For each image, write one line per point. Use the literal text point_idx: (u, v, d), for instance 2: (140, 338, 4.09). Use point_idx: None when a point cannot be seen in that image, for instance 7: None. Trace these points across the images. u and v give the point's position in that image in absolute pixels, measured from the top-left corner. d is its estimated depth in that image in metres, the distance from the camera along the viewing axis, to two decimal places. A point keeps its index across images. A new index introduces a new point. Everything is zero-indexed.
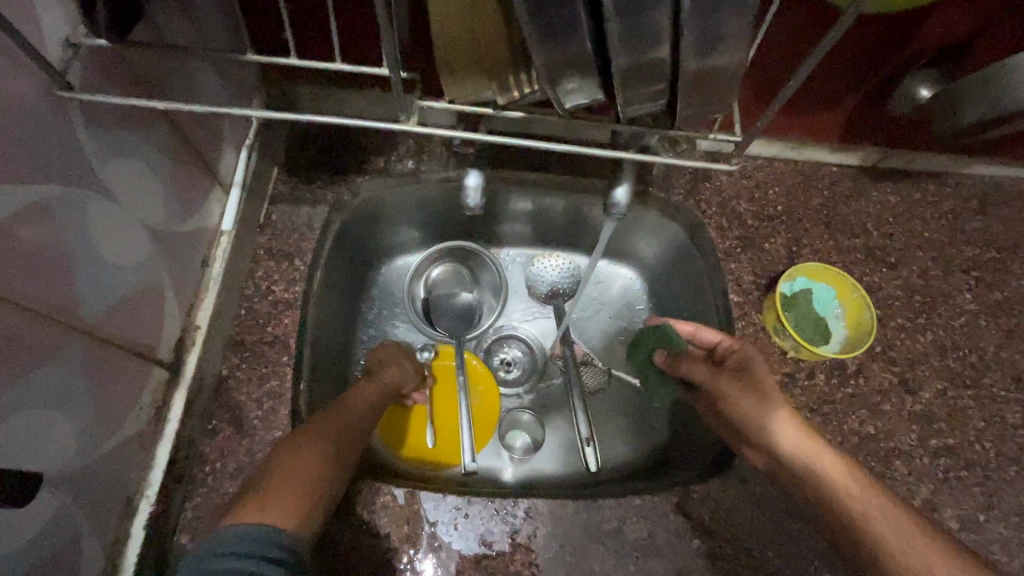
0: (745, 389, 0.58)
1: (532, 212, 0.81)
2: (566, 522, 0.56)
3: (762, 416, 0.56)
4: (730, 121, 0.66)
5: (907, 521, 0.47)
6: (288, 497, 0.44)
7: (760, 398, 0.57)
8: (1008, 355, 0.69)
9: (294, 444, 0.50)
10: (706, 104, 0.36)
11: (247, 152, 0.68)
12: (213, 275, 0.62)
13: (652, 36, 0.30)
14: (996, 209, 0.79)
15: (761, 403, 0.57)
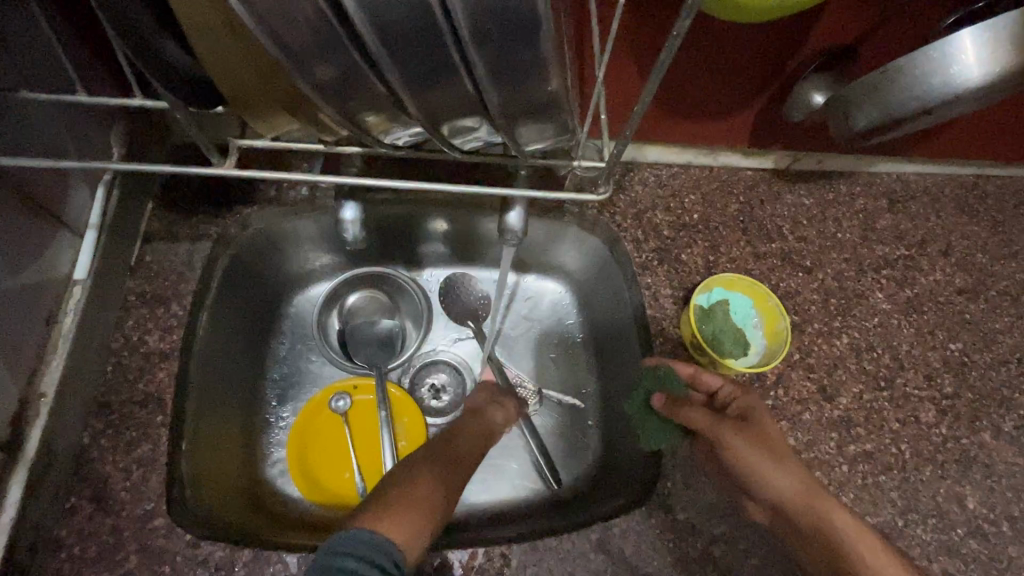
0: (760, 445, 0.53)
1: (448, 232, 0.76)
2: (477, 572, 0.53)
3: (776, 474, 0.52)
4: (611, 125, 0.61)
5: None
6: (419, 507, 0.46)
7: (775, 456, 0.53)
8: (920, 352, 0.70)
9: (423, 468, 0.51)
10: (553, 112, 0.33)
11: (109, 186, 0.60)
12: (64, 331, 0.54)
13: (448, 74, 0.29)
14: (903, 207, 0.79)
15: (776, 459, 0.53)
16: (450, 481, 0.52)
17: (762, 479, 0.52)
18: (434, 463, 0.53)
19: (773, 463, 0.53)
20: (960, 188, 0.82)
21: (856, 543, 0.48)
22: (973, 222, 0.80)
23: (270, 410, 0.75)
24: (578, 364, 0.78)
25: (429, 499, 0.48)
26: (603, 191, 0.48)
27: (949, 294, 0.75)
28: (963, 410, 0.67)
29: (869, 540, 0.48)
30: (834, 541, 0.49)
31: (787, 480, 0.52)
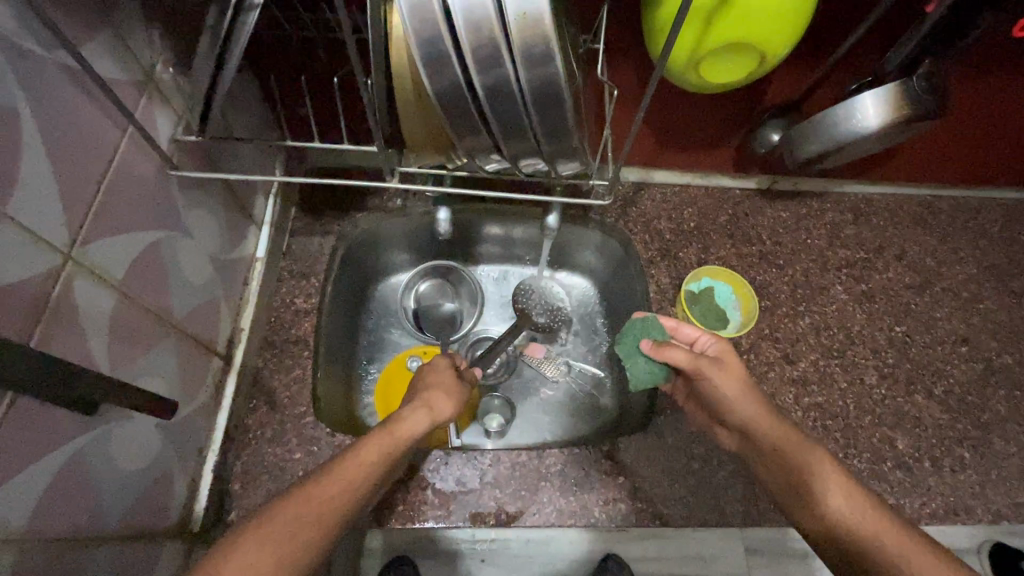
0: (734, 379, 0.67)
1: (499, 236, 1.00)
2: (521, 465, 0.75)
3: (737, 399, 0.66)
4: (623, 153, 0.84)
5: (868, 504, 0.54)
6: (320, 516, 0.46)
7: (741, 385, 0.67)
8: (869, 332, 0.89)
9: (338, 465, 0.50)
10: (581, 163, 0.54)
11: (273, 195, 0.87)
12: (251, 292, 0.80)
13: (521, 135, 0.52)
14: (866, 219, 0.98)
15: (742, 386, 0.67)
16: (361, 481, 0.50)
17: (732, 403, 0.66)
18: (353, 455, 0.51)
19: (743, 389, 0.67)
20: (916, 205, 1.00)
21: (806, 464, 0.59)
22: (926, 232, 0.98)
23: (361, 366, 0.96)
24: (596, 342, 1.00)
25: (329, 512, 0.47)
26: (608, 199, 0.68)
27: (900, 288, 0.93)
28: (902, 376, 0.85)
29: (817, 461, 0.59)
30: (793, 463, 0.60)
31: (745, 403, 0.66)
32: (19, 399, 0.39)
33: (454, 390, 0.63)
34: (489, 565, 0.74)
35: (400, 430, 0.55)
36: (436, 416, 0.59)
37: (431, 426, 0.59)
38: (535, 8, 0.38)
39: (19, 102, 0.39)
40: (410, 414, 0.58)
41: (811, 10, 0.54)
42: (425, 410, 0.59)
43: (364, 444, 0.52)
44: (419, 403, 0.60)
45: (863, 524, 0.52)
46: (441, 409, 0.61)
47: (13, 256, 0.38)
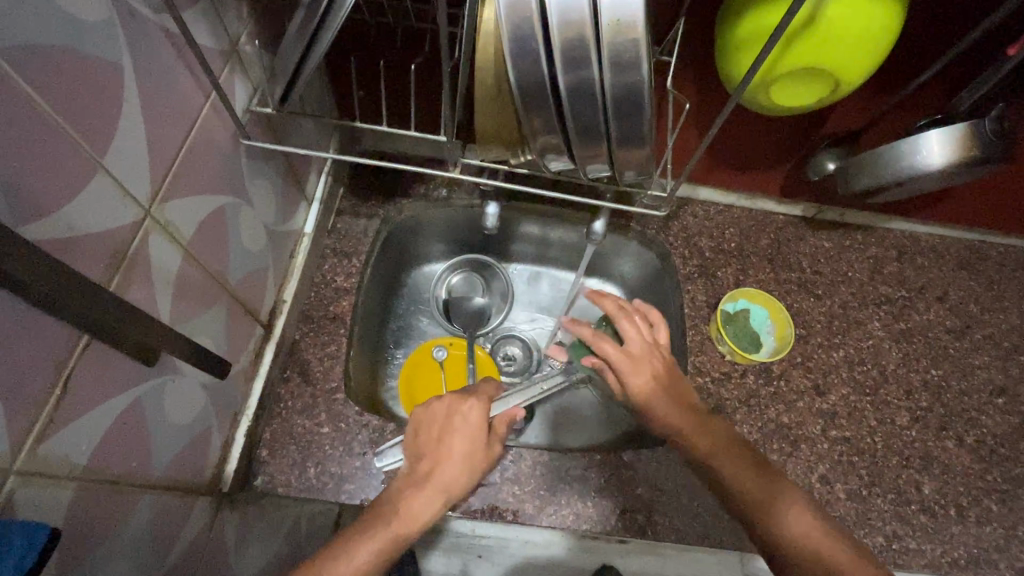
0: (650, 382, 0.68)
1: (538, 237, 0.98)
2: (542, 465, 0.76)
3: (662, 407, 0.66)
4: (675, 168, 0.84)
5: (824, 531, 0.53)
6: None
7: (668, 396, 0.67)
8: (904, 372, 0.87)
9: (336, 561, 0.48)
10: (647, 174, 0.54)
11: (325, 173, 0.89)
12: (297, 265, 0.82)
13: None
14: (910, 258, 0.96)
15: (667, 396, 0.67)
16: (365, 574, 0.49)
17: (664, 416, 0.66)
18: (349, 549, 0.49)
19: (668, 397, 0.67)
20: (962, 248, 0.98)
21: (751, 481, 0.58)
22: (971, 277, 0.96)
23: (388, 351, 0.97)
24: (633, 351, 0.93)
25: None
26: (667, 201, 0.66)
27: (939, 331, 0.91)
28: (933, 420, 0.84)
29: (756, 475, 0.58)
30: (734, 476, 0.58)
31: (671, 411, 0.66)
32: (95, 343, 0.41)
33: (476, 461, 0.58)
34: (484, 563, 0.74)
35: (406, 521, 0.53)
36: (448, 495, 0.56)
37: (442, 509, 0.55)
38: (631, 16, 0.39)
39: (126, 61, 0.40)
40: (420, 497, 0.55)
41: (892, 41, 0.54)
42: (435, 490, 0.55)
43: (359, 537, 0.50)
44: (429, 478, 0.56)
45: (821, 546, 0.52)
46: (456, 485, 0.56)
47: (105, 204, 0.40)
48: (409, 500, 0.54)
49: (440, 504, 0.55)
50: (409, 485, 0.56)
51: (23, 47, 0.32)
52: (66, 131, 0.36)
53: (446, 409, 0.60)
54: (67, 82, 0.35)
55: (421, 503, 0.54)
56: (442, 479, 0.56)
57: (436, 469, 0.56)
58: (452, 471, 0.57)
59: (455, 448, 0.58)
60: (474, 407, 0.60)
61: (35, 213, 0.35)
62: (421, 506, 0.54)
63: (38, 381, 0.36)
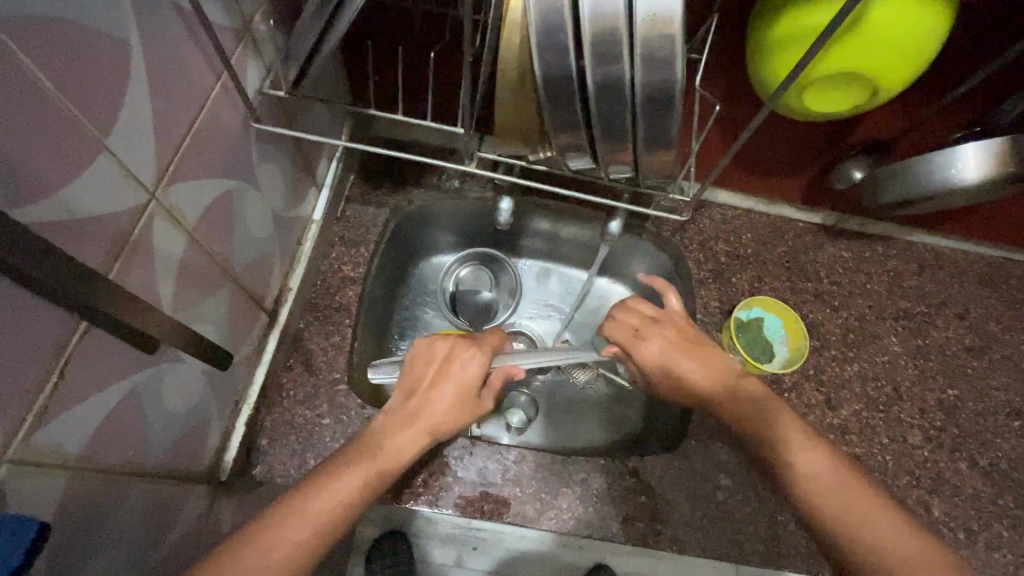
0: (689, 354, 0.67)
1: (549, 233, 0.95)
2: (545, 467, 0.74)
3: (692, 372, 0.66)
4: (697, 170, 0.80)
5: (858, 490, 0.50)
6: (297, 543, 0.44)
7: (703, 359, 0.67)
8: (919, 390, 0.85)
9: (316, 495, 0.46)
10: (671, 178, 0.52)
11: (336, 159, 0.87)
12: (304, 253, 0.81)
13: None
14: (931, 272, 0.94)
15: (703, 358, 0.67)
16: (344, 505, 0.47)
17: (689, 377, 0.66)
18: (330, 479, 0.48)
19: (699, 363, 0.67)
20: (986, 265, 0.95)
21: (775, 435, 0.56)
22: (993, 295, 0.93)
23: (392, 342, 0.92)
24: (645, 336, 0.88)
25: (310, 538, 0.45)
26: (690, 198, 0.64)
27: (958, 349, 0.89)
28: (947, 441, 0.82)
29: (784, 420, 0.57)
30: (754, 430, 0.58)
31: (696, 369, 0.66)
32: (93, 330, 0.39)
33: (467, 407, 0.57)
34: (481, 556, 0.74)
35: (390, 458, 0.51)
36: (434, 433, 0.54)
37: (425, 446, 0.54)
38: (667, 11, 0.36)
39: (135, 37, 0.39)
40: (406, 433, 0.53)
41: (937, 47, 0.51)
42: (422, 429, 0.54)
43: (341, 468, 0.49)
44: (417, 416, 0.54)
45: (848, 506, 0.49)
46: (442, 428, 0.55)
47: (107, 187, 0.39)
48: (396, 434, 0.53)
49: (424, 442, 0.54)
50: (397, 419, 0.54)
51: (23, 17, 0.30)
52: (69, 110, 0.34)
53: (444, 350, 0.58)
54: (71, 57, 0.34)
55: (408, 438, 0.53)
56: (431, 418, 0.54)
57: (425, 410, 0.55)
58: (444, 409, 0.55)
59: (448, 391, 0.56)
60: (473, 354, 0.58)
61: (35, 195, 0.33)
62: (409, 440, 0.53)
63: (33, 368, 0.35)
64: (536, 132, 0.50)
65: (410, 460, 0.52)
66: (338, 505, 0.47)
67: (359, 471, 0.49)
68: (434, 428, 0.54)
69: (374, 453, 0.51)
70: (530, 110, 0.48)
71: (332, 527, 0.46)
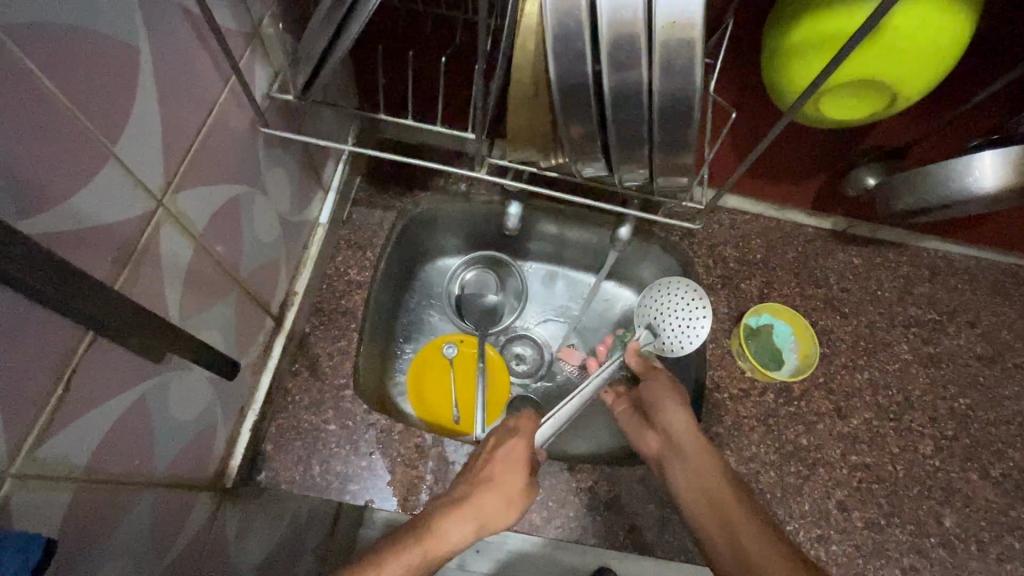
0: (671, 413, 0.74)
1: (556, 237, 0.94)
2: (552, 475, 0.74)
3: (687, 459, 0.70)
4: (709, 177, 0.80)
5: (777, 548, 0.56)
6: None
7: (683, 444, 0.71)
8: (930, 398, 0.84)
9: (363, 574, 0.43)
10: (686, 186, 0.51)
11: (342, 162, 0.86)
12: (311, 256, 0.80)
13: None
14: (942, 280, 0.93)
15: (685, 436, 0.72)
16: None
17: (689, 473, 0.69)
18: (378, 562, 0.45)
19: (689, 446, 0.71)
20: (998, 272, 0.94)
21: (744, 532, 0.60)
22: (1006, 303, 0.92)
23: (396, 345, 0.91)
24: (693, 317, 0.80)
25: None
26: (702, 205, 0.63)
27: (969, 358, 0.88)
28: (958, 451, 0.81)
29: (753, 522, 0.61)
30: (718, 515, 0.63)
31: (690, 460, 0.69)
32: (100, 339, 0.39)
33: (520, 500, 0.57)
34: (482, 558, 0.73)
35: (441, 540, 0.50)
36: (484, 526, 0.53)
37: (475, 537, 0.53)
38: (688, 17, 0.35)
39: (142, 41, 0.38)
40: (457, 519, 0.52)
41: (959, 54, 0.50)
42: (473, 516, 0.53)
43: (393, 552, 0.46)
44: (471, 505, 0.54)
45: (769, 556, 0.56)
46: (493, 518, 0.54)
47: (114, 194, 0.38)
48: (449, 516, 0.52)
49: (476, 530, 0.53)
50: (450, 504, 0.53)
51: (30, 22, 0.29)
52: (75, 116, 0.33)
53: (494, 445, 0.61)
54: (78, 62, 0.33)
55: (461, 521, 0.52)
56: (480, 506, 0.54)
57: (480, 495, 0.55)
58: (492, 500, 0.55)
59: (506, 479, 0.57)
60: (520, 443, 0.61)
61: (41, 205, 0.33)
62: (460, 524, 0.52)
63: (39, 378, 0.35)
64: (550, 139, 0.50)
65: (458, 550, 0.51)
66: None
67: (412, 554, 0.47)
68: (482, 516, 0.54)
69: (425, 534, 0.49)
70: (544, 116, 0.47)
71: None
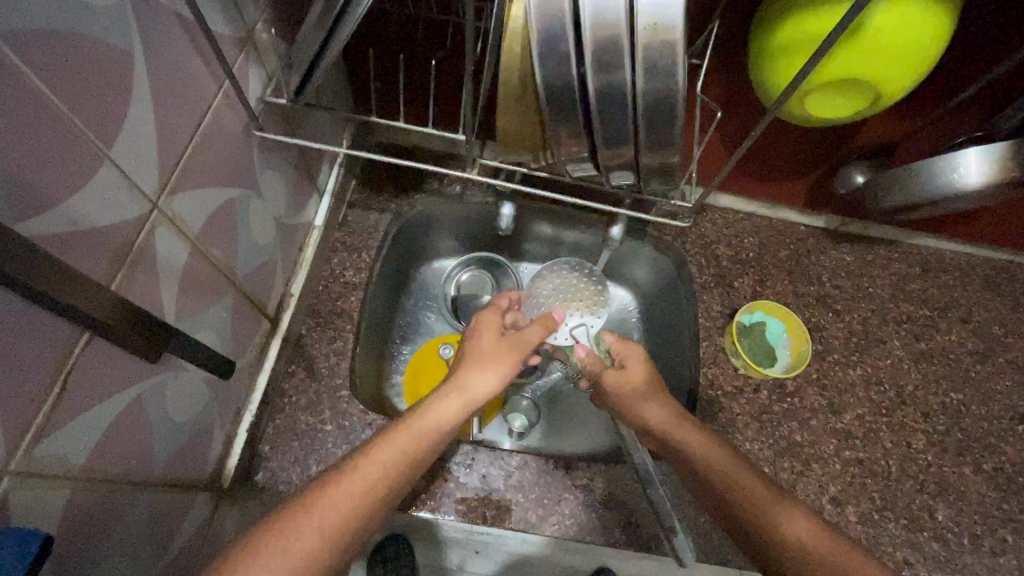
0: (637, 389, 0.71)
1: (550, 237, 0.94)
2: (547, 473, 0.74)
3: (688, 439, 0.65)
4: (700, 176, 0.80)
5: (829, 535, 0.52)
6: (346, 512, 0.45)
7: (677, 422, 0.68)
8: (923, 394, 0.85)
9: (359, 462, 0.48)
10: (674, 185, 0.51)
11: (337, 165, 0.87)
12: (306, 258, 0.81)
13: None
14: (934, 276, 0.93)
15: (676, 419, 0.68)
16: (389, 479, 0.49)
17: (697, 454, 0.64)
18: (372, 448, 0.50)
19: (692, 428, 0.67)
20: (989, 268, 0.95)
21: (763, 505, 0.56)
22: (997, 298, 0.93)
23: (393, 346, 0.92)
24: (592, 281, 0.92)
25: (357, 501, 0.46)
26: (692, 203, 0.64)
27: (961, 353, 0.88)
28: (951, 445, 0.82)
29: (775, 499, 0.57)
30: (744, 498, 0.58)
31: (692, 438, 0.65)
32: (96, 340, 0.39)
33: (504, 376, 0.61)
34: (483, 559, 0.75)
35: (428, 426, 0.54)
36: (471, 405, 0.58)
37: (465, 415, 0.57)
38: (669, 19, 0.36)
39: (136, 46, 0.39)
40: (441, 402, 0.56)
41: (941, 51, 0.51)
42: (457, 398, 0.57)
43: (386, 437, 0.51)
44: (452, 389, 0.58)
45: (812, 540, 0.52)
46: (480, 397, 0.59)
47: (109, 197, 0.39)
48: (433, 401, 0.56)
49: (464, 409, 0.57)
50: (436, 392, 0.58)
51: (26, 30, 0.30)
52: (71, 120, 0.34)
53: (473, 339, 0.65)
54: (73, 69, 0.34)
55: (444, 405, 0.56)
56: (463, 391, 0.58)
57: (461, 381, 0.59)
58: (475, 380, 0.60)
59: (482, 357, 0.62)
60: (492, 331, 0.65)
61: (37, 208, 0.33)
62: (443, 409, 0.56)
63: (36, 379, 0.35)
64: (539, 140, 0.50)
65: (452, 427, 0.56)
66: (380, 469, 0.49)
67: (401, 437, 0.52)
68: (467, 394, 0.58)
69: (412, 417, 0.54)
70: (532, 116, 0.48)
71: (380, 487, 0.48)
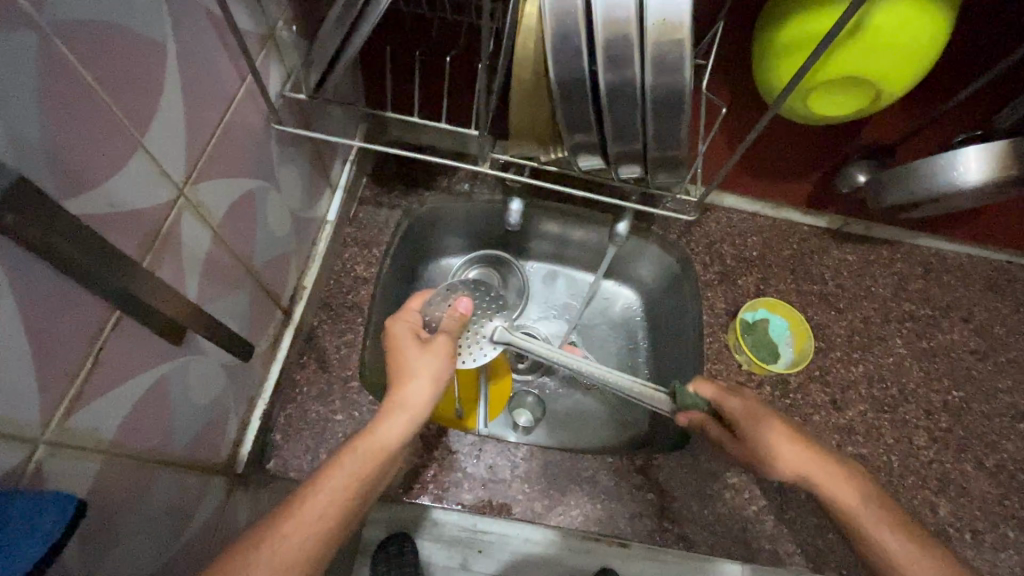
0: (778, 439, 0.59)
1: (558, 236, 0.96)
2: (553, 464, 0.76)
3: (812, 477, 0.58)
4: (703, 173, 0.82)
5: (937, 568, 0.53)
6: (303, 543, 0.46)
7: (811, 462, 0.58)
8: (925, 391, 0.86)
9: (310, 494, 0.48)
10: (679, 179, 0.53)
11: (349, 162, 0.89)
12: (318, 252, 0.83)
13: None
14: (936, 276, 0.94)
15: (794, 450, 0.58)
16: (342, 504, 0.49)
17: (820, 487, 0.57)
18: (320, 479, 0.49)
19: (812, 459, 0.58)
20: (991, 269, 0.96)
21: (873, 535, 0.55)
22: (999, 299, 0.94)
23: None
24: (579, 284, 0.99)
25: (315, 533, 0.47)
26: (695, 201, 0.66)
27: (962, 352, 0.89)
28: (953, 442, 0.83)
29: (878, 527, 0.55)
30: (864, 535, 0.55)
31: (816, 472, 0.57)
32: (125, 319, 0.41)
33: (441, 376, 0.57)
34: (486, 558, 0.75)
35: (377, 447, 0.52)
36: (416, 416, 0.55)
37: (414, 429, 0.55)
38: (677, 17, 0.38)
39: (169, 38, 0.40)
40: (385, 421, 0.53)
41: (940, 50, 0.52)
42: (399, 413, 0.54)
43: (334, 468, 0.50)
44: (394, 403, 0.55)
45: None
46: (422, 405, 0.56)
47: (141, 182, 0.40)
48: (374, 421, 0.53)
49: (408, 424, 0.55)
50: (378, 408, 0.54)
51: (73, 20, 0.32)
52: (108, 106, 0.36)
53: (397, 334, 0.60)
54: (112, 58, 0.36)
55: (386, 424, 0.53)
56: (402, 402, 0.55)
57: (398, 393, 0.55)
58: (412, 389, 0.55)
59: (411, 360, 0.58)
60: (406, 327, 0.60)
61: (76, 189, 0.35)
62: (385, 428, 0.53)
63: (71, 354, 0.37)
64: (549, 134, 0.52)
65: (400, 444, 0.53)
66: (329, 501, 0.48)
67: (346, 464, 0.50)
68: (410, 407, 0.55)
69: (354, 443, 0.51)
70: (543, 110, 0.50)
71: (333, 520, 0.48)
